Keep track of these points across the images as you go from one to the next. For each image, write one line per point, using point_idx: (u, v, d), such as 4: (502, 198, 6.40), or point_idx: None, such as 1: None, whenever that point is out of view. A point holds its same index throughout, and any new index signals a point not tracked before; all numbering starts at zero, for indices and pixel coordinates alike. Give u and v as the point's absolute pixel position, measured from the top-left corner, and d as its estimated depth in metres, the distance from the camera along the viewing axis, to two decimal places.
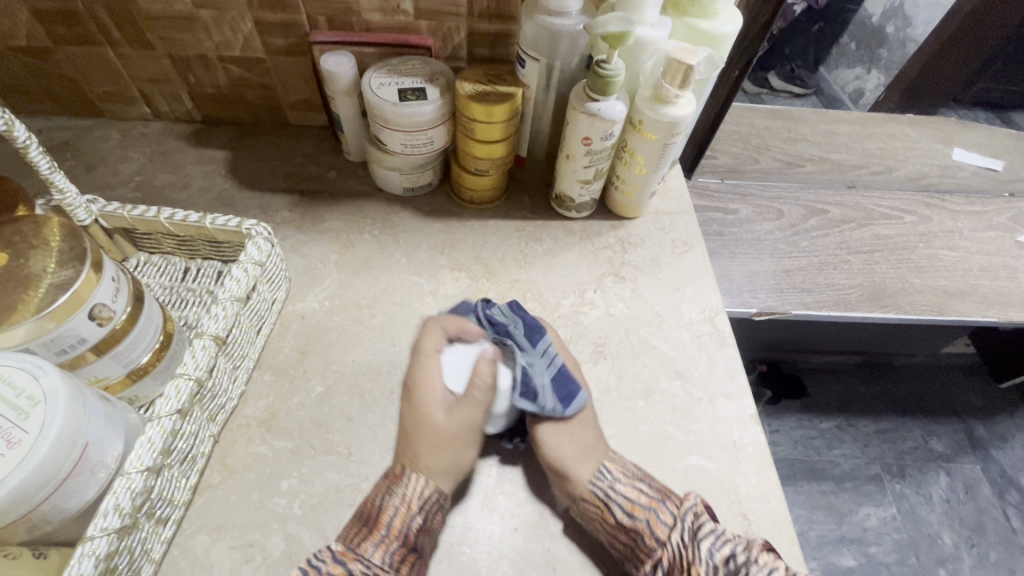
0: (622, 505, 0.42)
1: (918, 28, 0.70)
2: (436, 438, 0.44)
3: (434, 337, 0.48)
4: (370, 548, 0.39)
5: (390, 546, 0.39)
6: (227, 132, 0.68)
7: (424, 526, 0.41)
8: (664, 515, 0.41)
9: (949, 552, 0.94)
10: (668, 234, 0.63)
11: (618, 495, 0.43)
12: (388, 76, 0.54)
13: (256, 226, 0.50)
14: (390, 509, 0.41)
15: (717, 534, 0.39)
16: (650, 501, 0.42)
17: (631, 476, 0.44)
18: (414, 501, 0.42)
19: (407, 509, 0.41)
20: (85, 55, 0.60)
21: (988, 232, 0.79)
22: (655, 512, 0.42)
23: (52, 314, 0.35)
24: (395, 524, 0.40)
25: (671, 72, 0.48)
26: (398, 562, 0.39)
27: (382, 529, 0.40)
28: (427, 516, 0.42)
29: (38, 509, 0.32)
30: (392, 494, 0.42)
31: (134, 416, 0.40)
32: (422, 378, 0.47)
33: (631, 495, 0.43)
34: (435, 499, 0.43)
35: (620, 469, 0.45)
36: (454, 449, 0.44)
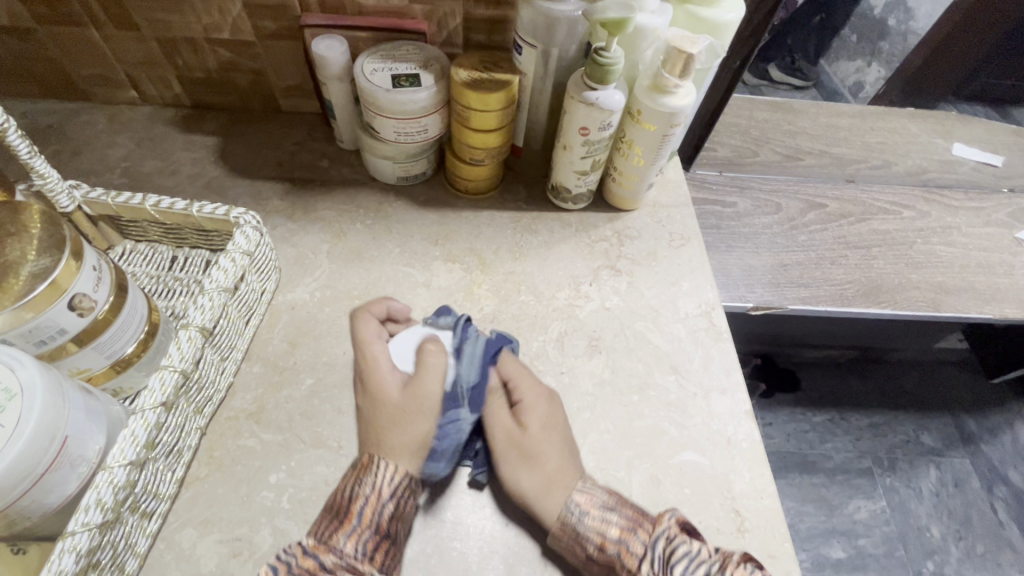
0: (593, 540, 0.40)
1: (920, 21, 0.68)
2: (388, 412, 0.42)
3: (369, 325, 0.47)
4: (343, 539, 0.37)
5: (362, 536, 0.38)
6: (217, 118, 0.67)
7: (395, 512, 0.40)
8: (636, 546, 0.39)
9: (936, 545, 0.95)
10: (666, 227, 0.62)
11: (590, 530, 0.40)
12: (382, 62, 0.53)
13: (244, 214, 0.48)
14: (360, 498, 0.39)
15: (692, 557, 0.37)
16: (621, 533, 0.39)
17: (604, 504, 0.41)
18: (384, 489, 0.40)
19: (378, 497, 0.39)
20: (69, 36, 0.59)
21: (985, 228, 0.79)
22: (627, 545, 0.39)
23: (30, 303, 0.34)
24: (367, 513, 0.39)
25: (671, 61, 0.47)
26: (370, 551, 0.38)
27: (353, 520, 0.38)
28: (399, 502, 0.40)
29: (16, 505, 0.31)
30: (361, 484, 0.40)
31: (117, 408, 0.39)
32: (370, 366, 0.45)
33: (602, 528, 0.40)
34: (405, 485, 0.41)
35: (591, 501, 0.41)
36: (407, 424, 0.42)
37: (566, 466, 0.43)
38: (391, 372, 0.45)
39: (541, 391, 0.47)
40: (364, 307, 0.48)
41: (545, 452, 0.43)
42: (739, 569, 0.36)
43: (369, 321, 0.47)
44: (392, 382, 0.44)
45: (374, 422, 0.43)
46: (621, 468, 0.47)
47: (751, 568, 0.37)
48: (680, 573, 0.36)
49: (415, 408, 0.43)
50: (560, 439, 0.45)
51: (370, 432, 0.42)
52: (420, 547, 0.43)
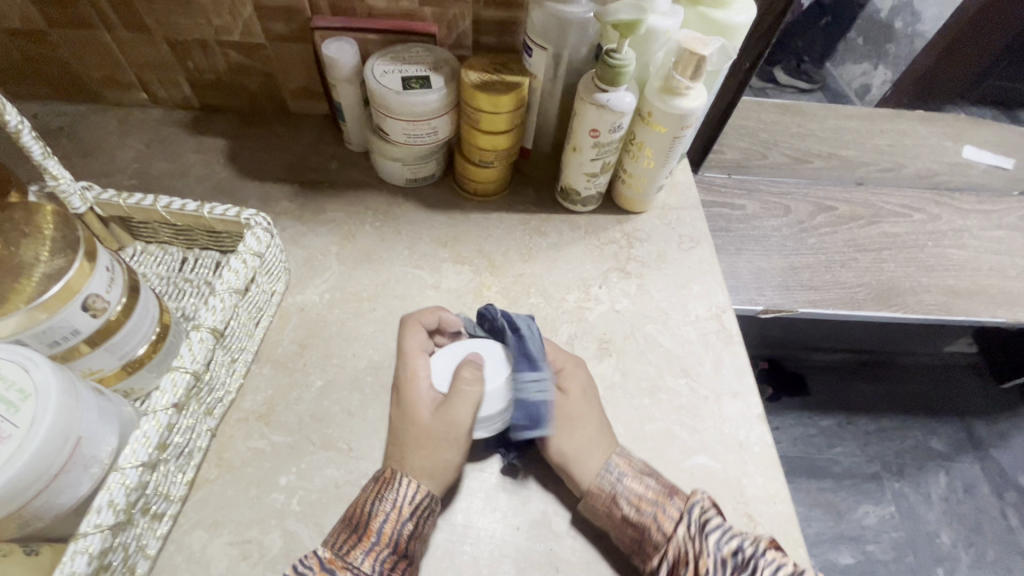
0: (629, 502, 0.42)
1: (927, 23, 0.69)
2: (420, 435, 0.42)
3: (416, 336, 0.47)
4: (359, 556, 0.38)
5: (379, 554, 0.38)
6: (226, 120, 0.67)
7: (415, 532, 0.40)
8: (670, 510, 0.41)
9: (947, 551, 0.94)
10: (676, 229, 0.62)
11: (626, 492, 0.42)
12: (391, 63, 0.53)
13: (255, 216, 0.48)
14: (379, 516, 0.39)
15: (725, 529, 0.38)
16: (657, 497, 0.42)
17: (639, 473, 0.43)
18: (404, 508, 0.40)
19: (398, 515, 0.39)
20: (81, 39, 0.59)
21: (997, 231, 0.79)
22: (661, 509, 0.41)
23: (44, 304, 0.34)
24: (385, 531, 0.39)
25: (682, 63, 0.46)
26: (387, 570, 0.38)
27: (372, 537, 0.38)
28: (419, 522, 0.40)
29: (30, 505, 0.31)
30: (382, 500, 0.40)
31: (128, 409, 0.39)
32: (408, 380, 0.45)
33: (638, 492, 0.42)
34: (426, 505, 0.41)
35: (629, 467, 0.43)
36: (436, 448, 0.42)
37: (604, 434, 0.46)
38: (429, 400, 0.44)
39: (571, 360, 0.49)
40: (414, 317, 0.49)
41: (582, 415, 0.46)
42: (771, 548, 0.37)
43: (417, 333, 0.47)
44: (425, 400, 0.44)
45: (403, 438, 0.43)
46: None
47: (781, 553, 0.37)
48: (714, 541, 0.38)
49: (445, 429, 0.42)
50: (598, 410, 0.47)
51: (403, 449, 0.42)
52: (431, 552, 0.43)
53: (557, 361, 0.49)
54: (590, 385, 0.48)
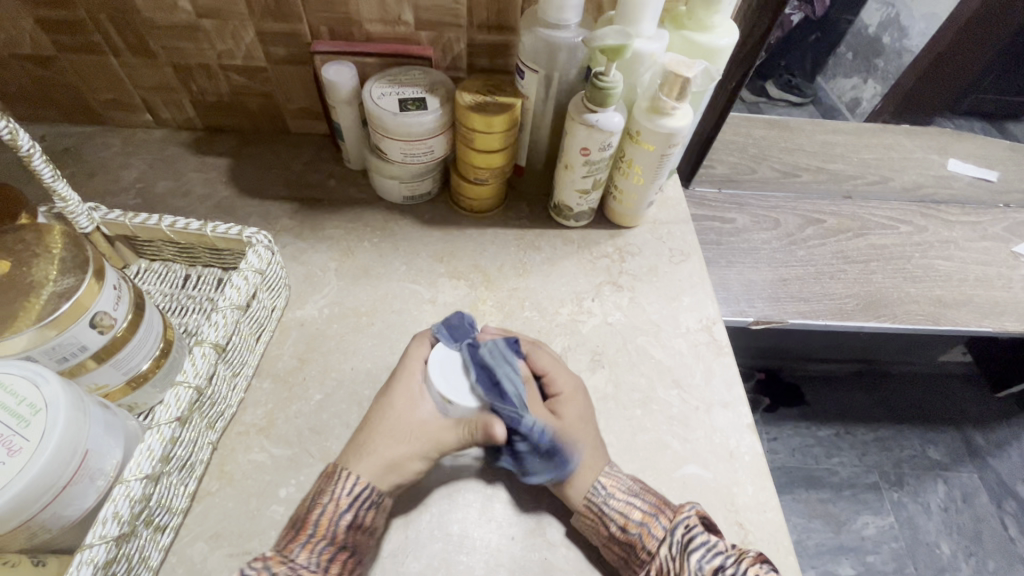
0: (617, 521, 0.42)
1: (914, 38, 0.73)
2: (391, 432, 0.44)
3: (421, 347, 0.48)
4: (296, 549, 0.38)
5: (317, 547, 0.38)
6: (228, 140, 0.69)
7: (355, 522, 0.41)
8: (656, 529, 0.41)
9: (947, 561, 0.94)
10: (667, 243, 0.64)
11: (614, 509, 0.43)
12: (389, 86, 0.55)
13: (257, 234, 0.50)
14: (317, 508, 0.40)
15: (710, 547, 0.39)
16: (644, 517, 0.42)
17: (627, 489, 0.44)
18: (343, 499, 0.41)
19: (336, 507, 0.40)
20: (88, 64, 0.61)
21: (983, 242, 0.80)
22: (648, 527, 0.41)
23: (54, 322, 0.36)
24: (323, 522, 0.39)
25: (668, 84, 0.48)
26: (326, 561, 0.38)
27: (309, 529, 0.39)
28: (358, 513, 0.41)
29: (38, 517, 0.32)
30: (320, 494, 0.41)
31: (133, 423, 0.40)
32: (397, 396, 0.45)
33: (625, 510, 0.43)
34: (366, 496, 0.41)
35: (616, 485, 0.44)
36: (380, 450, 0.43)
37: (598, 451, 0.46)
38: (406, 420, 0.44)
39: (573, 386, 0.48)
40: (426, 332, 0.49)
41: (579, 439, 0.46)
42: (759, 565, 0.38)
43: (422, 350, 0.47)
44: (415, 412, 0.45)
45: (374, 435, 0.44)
46: None
47: (767, 568, 0.38)
48: (696, 560, 0.39)
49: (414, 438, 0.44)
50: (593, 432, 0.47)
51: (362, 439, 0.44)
52: (427, 562, 0.43)
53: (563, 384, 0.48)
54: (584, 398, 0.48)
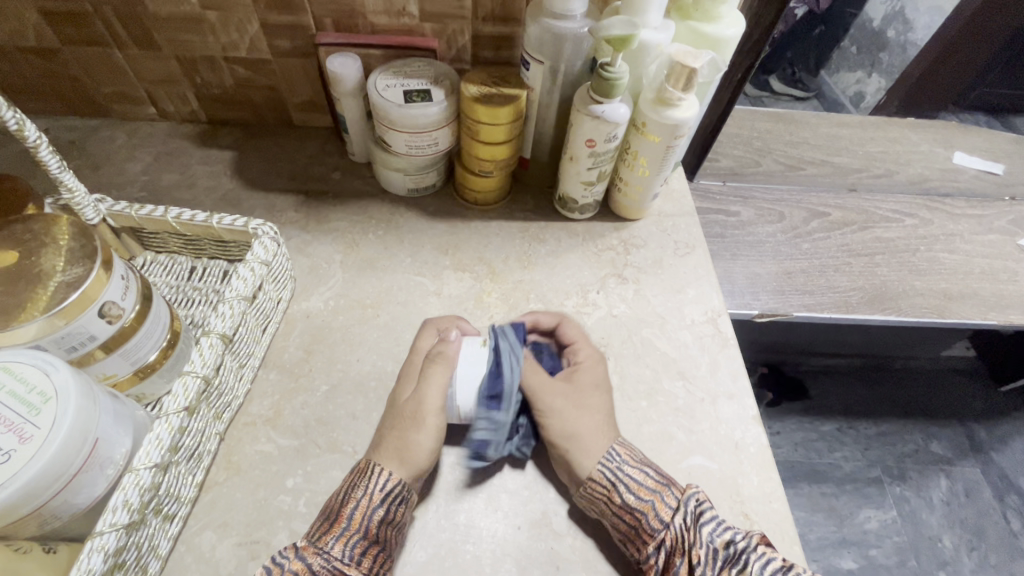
0: (630, 488, 0.42)
1: (918, 32, 0.71)
2: (420, 407, 0.44)
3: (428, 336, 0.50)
4: (330, 541, 0.39)
5: (350, 540, 0.39)
6: (232, 133, 0.69)
7: (386, 518, 0.41)
8: (670, 499, 0.42)
9: (949, 555, 0.94)
10: (671, 235, 0.64)
11: (629, 477, 0.43)
12: (394, 78, 0.55)
13: (262, 226, 0.50)
14: (350, 503, 0.40)
15: (719, 522, 0.40)
16: (657, 485, 0.42)
17: (640, 460, 0.44)
18: (376, 494, 0.41)
19: (369, 502, 0.40)
20: (92, 56, 0.61)
21: (988, 236, 0.80)
22: (661, 497, 0.42)
23: (62, 311, 0.36)
24: (356, 517, 0.40)
25: (674, 75, 0.48)
26: (359, 555, 0.39)
27: (343, 523, 0.39)
28: (390, 509, 0.41)
29: (48, 504, 0.32)
30: (355, 487, 0.41)
31: (141, 413, 0.40)
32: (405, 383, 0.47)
33: (638, 478, 0.43)
34: (398, 492, 0.42)
35: (630, 455, 0.44)
36: (409, 429, 0.44)
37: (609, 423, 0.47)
38: (445, 393, 0.44)
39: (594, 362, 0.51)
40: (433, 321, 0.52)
41: (593, 405, 0.47)
42: (761, 541, 0.39)
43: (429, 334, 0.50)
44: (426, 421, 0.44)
45: (405, 418, 0.44)
46: None
47: (770, 547, 0.39)
48: (708, 531, 0.40)
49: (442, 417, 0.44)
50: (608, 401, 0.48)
51: (396, 422, 0.44)
52: (434, 551, 0.44)
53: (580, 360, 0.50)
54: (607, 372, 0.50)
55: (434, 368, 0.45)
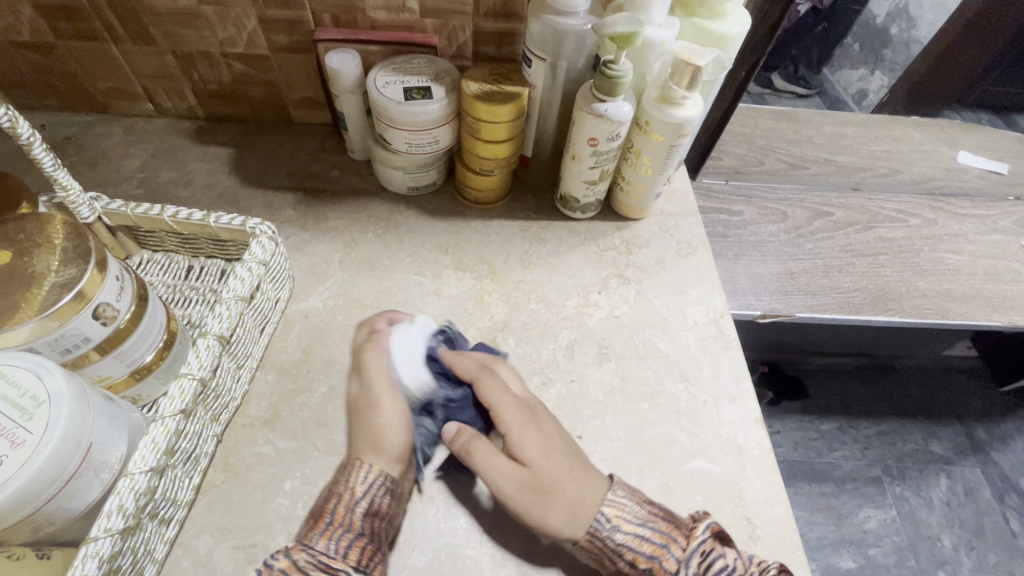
0: (627, 554, 0.40)
1: (922, 29, 0.71)
2: (371, 394, 0.44)
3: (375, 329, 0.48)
4: (316, 537, 0.38)
5: (335, 534, 0.38)
6: (230, 130, 0.68)
7: (371, 509, 0.40)
8: (669, 562, 0.39)
9: (948, 555, 0.94)
10: (674, 235, 0.63)
11: (622, 544, 0.40)
12: (393, 74, 0.54)
13: (260, 224, 0.49)
14: (333, 498, 0.40)
15: (728, 572, 0.37)
16: (655, 548, 0.40)
17: (635, 517, 0.41)
18: (358, 487, 0.40)
19: (352, 495, 0.40)
20: (88, 51, 0.60)
21: (992, 236, 0.79)
22: (660, 561, 0.39)
23: (56, 313, 0.35)
24: (339, 511, 0.39)
25: (679, 73, 0.47)
26: (345, 549, 0.38)
27: (327, 518, 0.39)
28: (374, 500, 0.40)
29: (42, 510, 0.31)
30: (338, 482, 0.41)
31: (137, 415, 0.40)
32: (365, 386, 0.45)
33: (634, 543, 0.40)
34: (382, 483, 0.41)
35: (623, 516, 0.40)
36: (369, 414, 0.43)
37: (586, 476, 0.43)
38: (387, 373, 0.45)
39: (526, 412, 0.45)
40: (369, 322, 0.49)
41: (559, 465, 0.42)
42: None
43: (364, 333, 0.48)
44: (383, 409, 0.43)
45: (361, 409, 0.44)
46: (632, 476, 0.47)
47: None
48: None
49: (394, 394, 0.44)
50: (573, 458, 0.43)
51: (355, 415, 0.44)
52: (433, 555, 0.43)
53: (513, 414, 0.44)
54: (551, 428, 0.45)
55: (366, 355, 0.46)
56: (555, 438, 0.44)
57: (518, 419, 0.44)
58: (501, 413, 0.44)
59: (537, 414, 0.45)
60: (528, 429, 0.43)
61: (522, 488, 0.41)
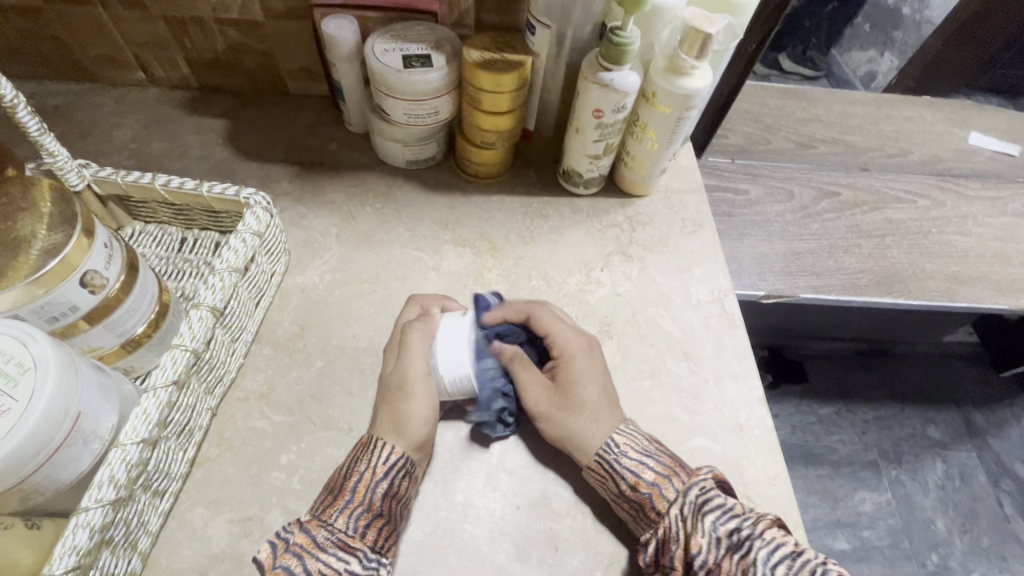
0: (628, 478, 0.40)
1: (935, 10, 0.70)
2: (406, 377, 0.42)
3: (411, 310, 0.48)
4: (335, 514, 0.37)
5: (355, 512, 0.37)
6: (224, 100, 0.66)
7: (390, 491, 0.39)
8: (668, 491, 0.39)
9: (942, 537, 0.95)
10: (678, 213, 0.62)
11: (626, 468, 0.40)
12: (392, 42, 0.52)
13: (255, 195, 0.48)
14: (354, 475, 0.39)
15: (725, 509, 0.37)
16: (656, 478, 0.39)
17: (643, 449, 0.41)
18: (379, 468, 0.39)
19: (372, 476, 0.39)
20: (76, 15, 0.58)
21: (1002, 218, 0.78)
22: (659, 489, 0.39)
23: (42, 280, 0.34)
24: (360, 489, 0.38)
25: (689, 41, 0.46)
26: (364, 528, 0.37)
27: (347, 496, 0.38)
28: (394, 481, 0.40)
29: (30, 480, 0.31)
30: (359, 460, 0.40)
31: (129, 387, 0.39)
32: (400, 377, 0.42)
33: (637, 470, 0.40)
34: (402, 465, 0.40)
35: (633, 443, 0.41)
36: (399, 399, 0.42)
37: (612, 404, 0.44)
38: (426, 361, 0.43)
39: (581, 343, 0.46)
40: (418, 298, 0.49)
41: (597, 400, 0.44)
42: (770, 527, 0.35)
43: (411, 308, 0.48)
44: (421, 393, 0.42)
45: (392, 390, 0.42)
46: None
47: (782, 532, 0.36)
48: (710, 520, 0.36)
49: (428, 383, 0.42)
50: (608, 389, 0.45)
51: (387, 394, 0.43)
52: (431, 530, 0.43)
53: (571, 340, 0.46)
54: (598, 364, 0.46)
55: (411, 336, 0.44)
56: (599, 372, 0.45)
57: (573, 346, 0.46)
58: (555, 340, 0.46)
59: (592, 349, 0.46)
60: (574, 356, 0.45)
61: (547, 399, 0.44)
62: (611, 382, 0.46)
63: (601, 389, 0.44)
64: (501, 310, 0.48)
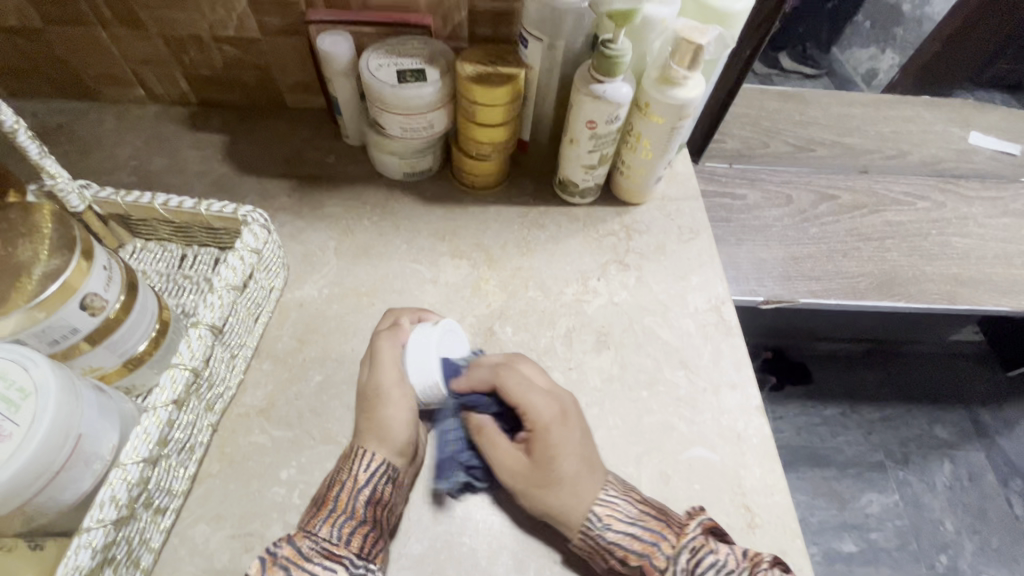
0: (617, 553, 0.39)
1: (935, 5, 0.71)
2: (381, 386, 0.42)
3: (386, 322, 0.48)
4: (319, 524, 0.38)
5: (338, 521, 0.38)
6: (223, 116, 0.67)
7: (373, 498, 0.40)
8: (659, 560, 0.38)
9: (950, 539, 0.94)
10: (675, 220, 0.62)
11: (613, 543, 0.39)
12: (386, 57, 0.53)
13: (252, 212, 0.48)
14: (336, 485, 0.40)
15: (719, 567, 0.37)
16: (644, 547, 0.39)
17: (628, 516, 0.40)
18: (361, 475, 0.40)
19: (355, 484, 0.40)
20: (77, 36, 0.59)
21: (1003, 219, 0.77)
22: (649, 559, 0.38)
23: (43, 303, 0.35)
24: (342, 498, 0.39)
25: (679, 53, 0.46)
26: (348, 535, 0.38)
27: (330, 505, 0.39)
28: (377, 488, 0.40)
29: (32, 501, 0.31)
30: (342, 470, 0.41)
31: (129, 406, 0.39)
32: (375, 386, 0.43)
33: (625, 543, 0.39)
34: (383, 472, 0.41)
35: (619, 517, 0.40)
36: (378, 408, 0.42)
37: (593, 470, 0.41)
38: (399, 367, 0.43)
39: (554, 412, 0.42)
40: (399, 308, 0.49)
41: (577, 477, 0.41)
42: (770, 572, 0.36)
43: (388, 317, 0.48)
44: (394, 403, 0.42)
45: (369, 401, 0.42)
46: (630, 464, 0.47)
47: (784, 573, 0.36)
48: None
49: (405, 390, 0.42)
50: (585, 454, 0.42)
51: (364, 404, 0.43)
52: (429, 543, 0.43)
53: (544, 411, 0.42)
54: (574, 438, 0.42)
55: (381, 344, 0.44)
56: (578, 441, 0.42)
57: (546, 417, 0.42)
58: (526, 412, 0.42)
59: (567, 414, 0.42)
60: (549, 428, 0.41)
61: (519, 474, 0.41)
62: (593, 444, 0.43)
63: (569, 458, 0.41)
64: (469, 377, 0.43)
